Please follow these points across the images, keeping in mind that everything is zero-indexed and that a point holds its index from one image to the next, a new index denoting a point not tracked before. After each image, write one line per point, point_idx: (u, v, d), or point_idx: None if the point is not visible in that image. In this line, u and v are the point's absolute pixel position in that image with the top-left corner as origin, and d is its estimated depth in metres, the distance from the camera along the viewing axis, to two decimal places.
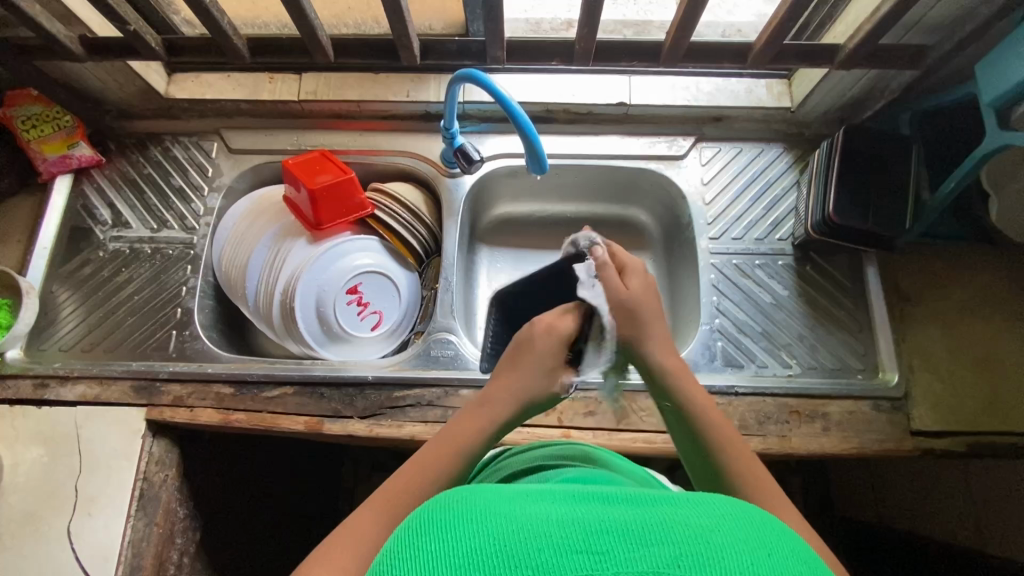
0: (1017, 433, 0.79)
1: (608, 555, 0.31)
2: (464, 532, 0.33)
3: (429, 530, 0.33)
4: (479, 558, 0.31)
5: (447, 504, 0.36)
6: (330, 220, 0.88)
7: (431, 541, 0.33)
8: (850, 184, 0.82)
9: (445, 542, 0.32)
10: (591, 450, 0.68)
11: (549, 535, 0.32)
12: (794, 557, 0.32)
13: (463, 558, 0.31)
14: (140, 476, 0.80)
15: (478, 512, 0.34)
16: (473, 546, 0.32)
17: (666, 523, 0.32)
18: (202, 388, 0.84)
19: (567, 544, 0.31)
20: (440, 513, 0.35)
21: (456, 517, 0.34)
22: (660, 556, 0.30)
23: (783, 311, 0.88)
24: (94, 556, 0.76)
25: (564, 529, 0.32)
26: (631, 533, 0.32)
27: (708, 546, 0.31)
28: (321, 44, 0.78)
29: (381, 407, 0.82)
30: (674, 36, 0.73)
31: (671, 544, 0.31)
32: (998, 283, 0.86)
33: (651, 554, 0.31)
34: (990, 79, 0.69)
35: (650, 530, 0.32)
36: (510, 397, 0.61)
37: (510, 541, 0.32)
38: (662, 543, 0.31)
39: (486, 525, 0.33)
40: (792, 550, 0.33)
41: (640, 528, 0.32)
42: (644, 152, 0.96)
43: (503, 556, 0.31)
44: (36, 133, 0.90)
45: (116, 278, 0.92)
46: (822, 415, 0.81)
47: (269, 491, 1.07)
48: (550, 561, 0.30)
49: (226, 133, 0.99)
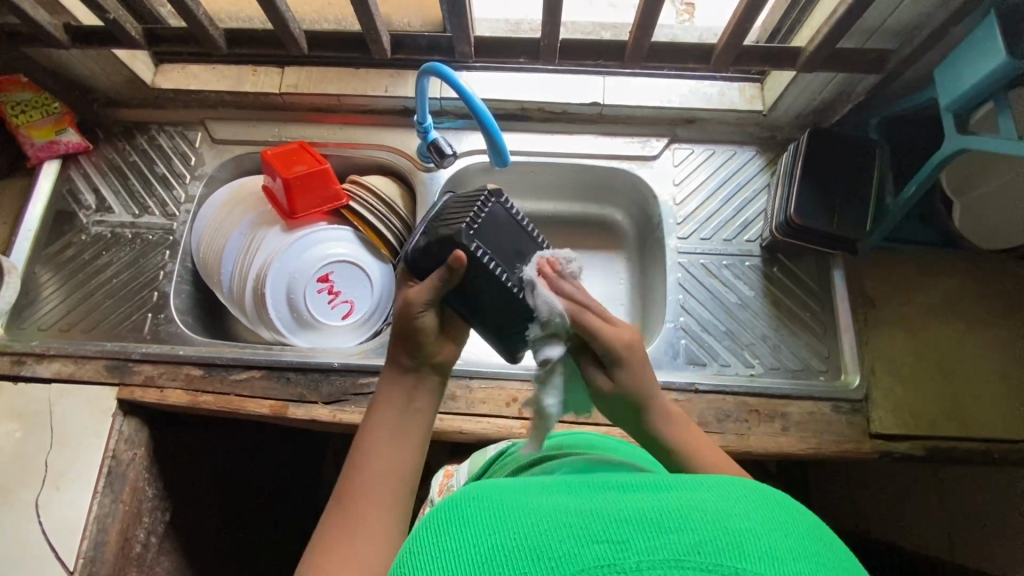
0: (976, 438, 0.79)
1: (629, 543, 0.31)
2: (483, 530, 0.33)
3: (449, 528, 0.34)
4: (499, 555, 0.32)
5: (466, 500, 0.37)
6: (304, 210, 0.90)
7: (454, 540, 0.33)
8: (813, 187, 0.83)
9: (466, 542, 0.33)
10: (597, 439, 0.66)
11: (570, 527, 0.32)
12: (808, 536, 0.33)
13: (485, 555, 0.32)
14: (109, 453, 0.81)
15: (495, 510, 0.35)
16: (493, 543, 0.32)
17: (683, 510, 0.33)
18: (173, 369, 0.86)
19: (588, 535, 0.32)
20: (457, 509, 0.36)
21: (478, 515, 0.35)
22: (678, 543, 0.30)
23: (748, 311, 0.89)
24: (60, 529, 0.77)
25: (584, 520, 0.33)
26: (650, 520, 0.32)
27: (727, 532, 0.31)
28: (294, 36, 0.80)
29: (345, 393, 0.84)
30: (636, 36, 0.75)
31: (689, 529, 0.31)
32: (962, 289, 0.87)
33: (669, 541, 0.31)
34: (948, 84, 0.70)
35: (668, 517, 0.32)
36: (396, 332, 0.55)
37: (530, 535, 0.32)
38: (681, 528, 0.31)
39: (504, 521, 0.34)
40: (807, 529, 0.34)
41: (659, 515, 0.32)
42: (617, 152, 0.98)
43: (525, 550, 0.31)
44: (25, 118, 0.93)
45: (96, 261, 0.94)
46: (781, 415, 0.81)
47: (246, 477, 1.09)
48: (571, 551, 0.31)
49: (210, 124, 1.01)
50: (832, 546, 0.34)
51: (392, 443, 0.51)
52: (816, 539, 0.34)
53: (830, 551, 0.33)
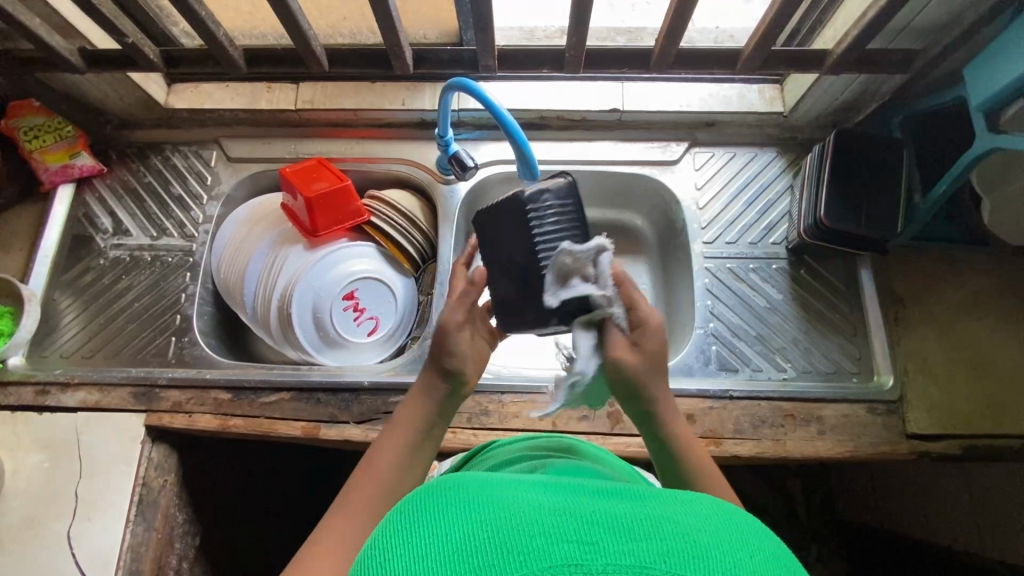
0: (1012, 435, 0.79)
1: (598, 546, 0.31)
2: (454, 521, 0.33)
3: (424, 515, 0.35)
4: (468, 547, 0.32)
5: (441, 485, 0.37)
6: (326, 228, 0.89)
7: (428, 526, 0.34)
8: (841, 188, 0.82)
9: (436, 530, 0.33)
10: (580, 443, 0.66)
11: (541, 524, 0.32)
12: (773, 561, 0.33)
13: (456, 544, 0.32)
14: (139, 481, 0.80)
15: (470, 499, 0.35)
16: (462, 535, 0.32)
17: (655, 521, 0.33)
18: (201, 394, 0.85)
19: (559, 533, 0.32)
20: (435, 496, 0.36)
21: (450, 504, 0.35)
22: (647, 552, 0.31)
23: (778, 315, 0.89)
24: (95, 560, 0.76)
25: (557, 518, 0.33)
26: (621, 525, 0.32)
27: (693, 546, 0.32)
28: (315, 53, 0.79)
29: (377, 412, 0.83)
30: (663, 43, 0.75)
31: (659, 540, 0.32)
32: (990, 285, 0.87)
33: (639, 548, 0.31)
34: (980, 83, 0.69)
35: (640, 524, 0.33)
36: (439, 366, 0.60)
37: (499, 528, 0.32)
38: (650, 536, 0.32)
39: (477, 510, 0.34)
40: (774, 555, 0.34)
41: (631, 522, 0.33)
42: (639, 158, 0.97)
43: (496, 545, 0.32)
44: (38, 143, 0.92)
45: (116, 286, 0.93)
46: (816, 419, 0.81)
47: (273, 497, 1.07)
48: (540, 547, 0.31)
49: (225, 142, 1.00)
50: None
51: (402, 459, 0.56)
52: (780, 565, 0.34)
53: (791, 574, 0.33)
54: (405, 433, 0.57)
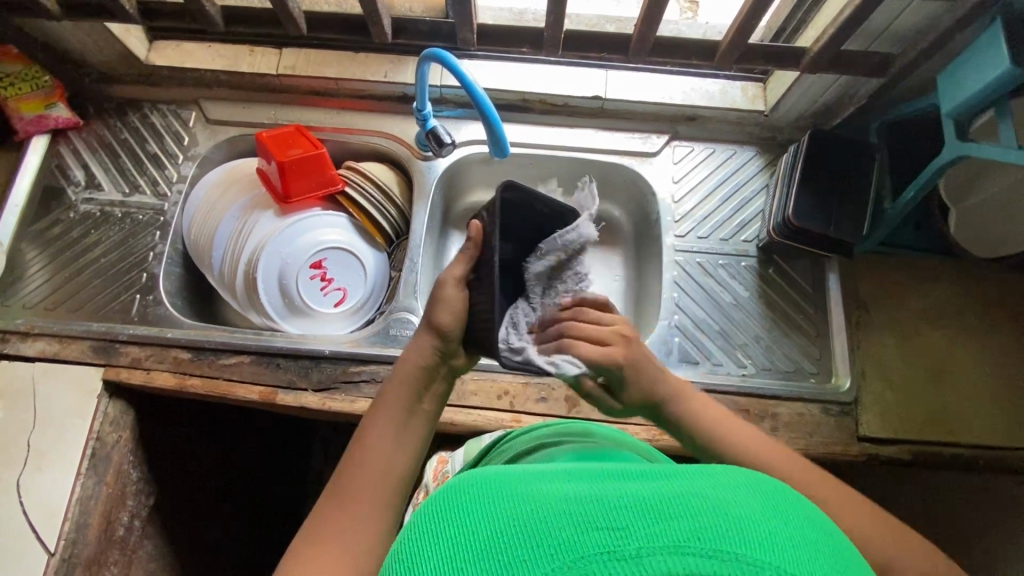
0: (960, 444, 0.80)
1: (630, 529, 0.28)
2: (480, 517, 0.31)
3: (447, 511, 0.32)
4: (497, 543, 0.29)
5: (460, 485, 0.35)
6: (298, 195, 0.88)
7: (451, 526, 0.31)
8: (812, 189, 0.83)
9: (462, 528, 0.31)
10: (592, 426, 0.67)
11: (570, 511, 0.30)
12: (807, 526, 0.31)
13: (486, 542, 0.30)
14: (92, 435, 0.80)
15: (495, 494, 0.33)
16: (488, 533, 0.30)
17: (685, 497, 0.30)
18: (160, 351, 0.85)
19: (589, 521, 0.29)
20: (453, 494, 0.34)
21: (472, 502, 0.33)
22: (680, 529, 0.28)
23: (742, 311, 0.89)
24: (42, 513, 0.76)
25: (586, 503, 0.30)
26: (651, 505, 0.30)
27: (728, 519, 0.29)
28: (293, 16, 0.79)
29: (334, 381, 0.83)
30: (642, 31, 0.75)
31: (691, 517, 0.29)
32: (952, 296, 0.88)
33: (672, 527, 0.28)
34: (951, 89, 0.69)
35: (669, 502, 0.30)
36: (427, 341, 0.58)
37: (528, 518, 0.30)
38: (682, 513, 0.29)
39: (502, 504, 0.32)
40: (806, 518, 0.32)
41: (660, 499, 0.30)
42: (618, 147, 0.97)
43: (528, 537, 0.29)
44: (14, 91, 0.89)
45: (85, 239, 0.93)
46: (771, 415, 0.81)
47: (232, 462, 1.07)
48: (572, 538, 0.29)
49: (204, 103, 0.99)
50: (833, 544, 0.31)
51: (397, 424, 0.55)
52: (825, 534, 0.32)
53: (829, 539, 0.31)
54: (399, 406, 0.56)
